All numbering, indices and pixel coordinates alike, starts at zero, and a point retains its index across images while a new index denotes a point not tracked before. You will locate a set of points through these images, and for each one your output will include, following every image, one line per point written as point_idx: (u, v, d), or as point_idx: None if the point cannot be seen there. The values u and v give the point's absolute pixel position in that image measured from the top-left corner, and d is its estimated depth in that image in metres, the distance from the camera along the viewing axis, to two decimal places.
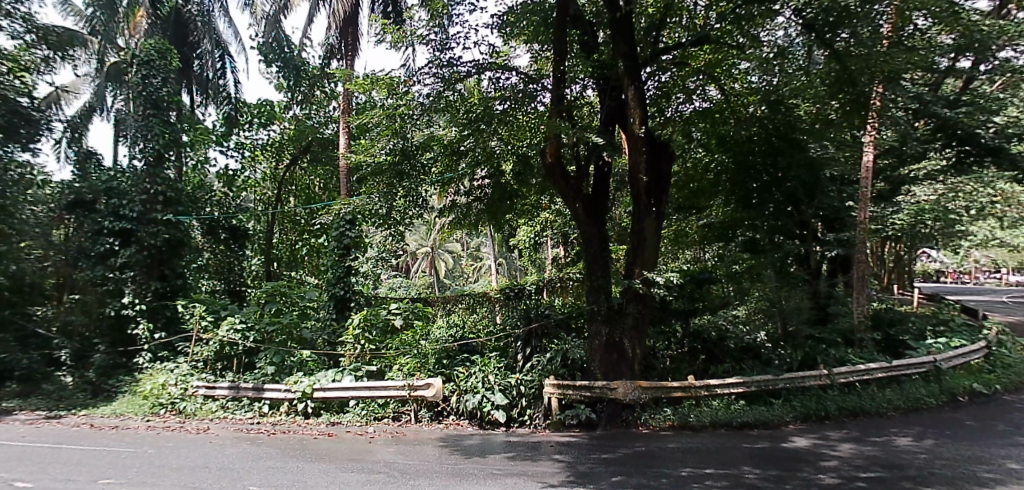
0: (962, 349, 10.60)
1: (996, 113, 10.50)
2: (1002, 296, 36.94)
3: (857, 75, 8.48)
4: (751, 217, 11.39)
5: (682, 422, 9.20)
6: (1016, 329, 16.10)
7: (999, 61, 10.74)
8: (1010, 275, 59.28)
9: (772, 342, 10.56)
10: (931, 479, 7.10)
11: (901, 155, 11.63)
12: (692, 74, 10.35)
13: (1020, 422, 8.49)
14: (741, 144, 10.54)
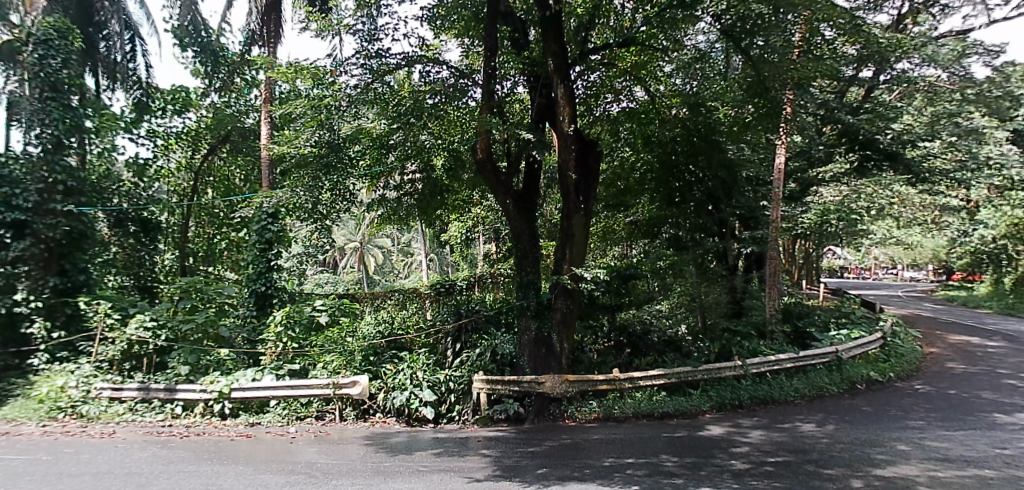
0: (861, 339, 11.43)
1: (892, 120, 11.31)
2: (898, 291, 40.06)
3: (769, 82, 9.07)
4: (674, 215, 11.79)
5: (607, 413, 9.47)
6: (909, 320, 17.52)
7: (896, 72, 11.58)
8: (905, 271, 64.63)
9: (692, 335, 11.01)
10: (831, 461, 7.64)
11: (809, 158, 12.26)
12: (620, 75, 10.57)
13: (909, 406, 9.27)
14: (666, 146, 10.83)
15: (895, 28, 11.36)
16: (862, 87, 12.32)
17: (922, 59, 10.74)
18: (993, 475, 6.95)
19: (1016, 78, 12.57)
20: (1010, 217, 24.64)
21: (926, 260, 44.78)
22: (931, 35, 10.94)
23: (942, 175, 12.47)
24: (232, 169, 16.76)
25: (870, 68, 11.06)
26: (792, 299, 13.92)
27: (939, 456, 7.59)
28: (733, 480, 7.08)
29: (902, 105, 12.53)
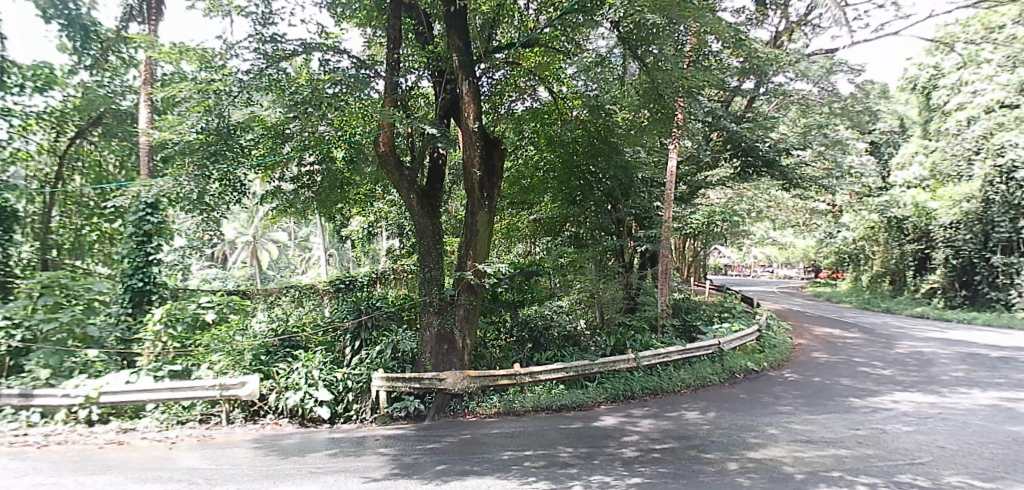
0: (741, 331, 12.31)
1: (770, 130, 12.35)
2: (774, 287, 43.75)
3: (662, 89, 9.56)
4: (576, 214, 11.96)
5: (507, 408, 9.63)
6: (782, 314, 19.16)
7: (774, 85, 12.59)
8: (781, 269, 70.77)
9: (591, 329, 11.44)
10: (712, 446, 8.18)
11: (698, 162, 13.05)
12: (524, 75, 10.60)
13: (779, 392, 10.11)
14: (568, 146, 11.14)
15: (774, 44, 11.79)
16: (744, 97, 13.19)
17: (796, 74, 11.65)
18: (847, 453, 7.73)
19: (874, 95, 14.01)
20: (867, 222, 27.63)
21: (800, 259, 49.29)
22: (803, 52, 11.77)
23: (812, 182, 13.68)
24: (104, 154, 15.50)
25: (752, 81, 11.87)
26: (681, 295, 14.76)
27: (803, 438, 8.33)
28: (623, 467, 7.40)
29: (779, 115, 13.58)
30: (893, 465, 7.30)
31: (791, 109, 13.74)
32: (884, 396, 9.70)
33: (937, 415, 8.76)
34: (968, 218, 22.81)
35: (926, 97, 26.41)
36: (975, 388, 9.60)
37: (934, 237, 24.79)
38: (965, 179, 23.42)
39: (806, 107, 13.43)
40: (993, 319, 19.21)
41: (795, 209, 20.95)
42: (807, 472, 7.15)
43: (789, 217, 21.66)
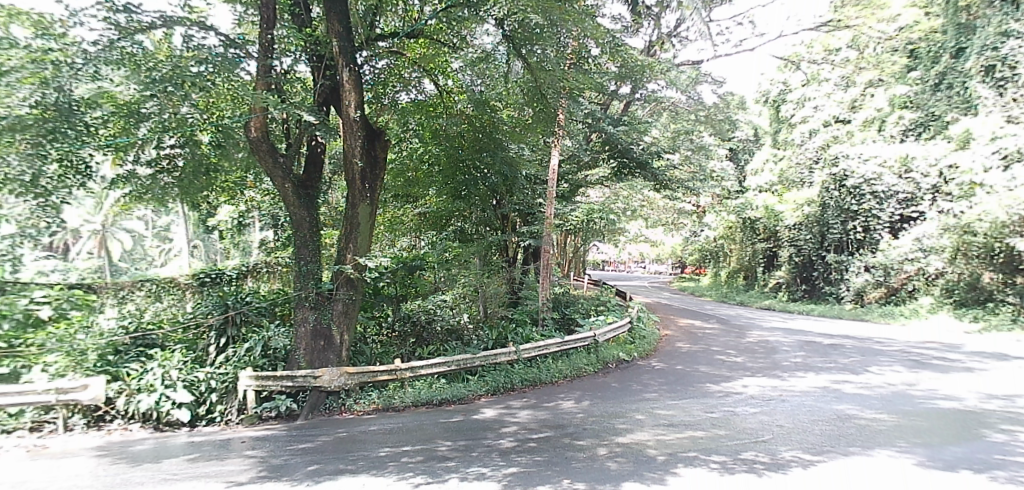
0: (615, 323, 12.97)
1: (643, 134, 13.07)
2: (646, 282, 46.60)
3: (545, 89, 9.85)
4: (461, 209, 11.99)
5: (386, 404, 9.46)
6: (652, 307, 20.45)
7: (648, 92, 13.30)
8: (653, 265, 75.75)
9: (474, 323, 11.43)
10: (584, 433, 8.55)
11: (579, 162, 13.61)
12: (409, 67, 10.33)
13: (647, 380, 10.78)
14: (454, 139, 11.15)
15: (647, 52, 12.36)
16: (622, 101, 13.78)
17: (666, 82, 12.45)
18: (703, 435, 8.39)
19: (732, 106, 15.28)
20: (726, 221, 30.95)
21: (670, 256, 52.98)
22: (673, 62, 12.44)
23: (679, 184, 14.68)
24: None
25: (628, 86, 12.40)
26: (561, 289, 15.31)
27: (666, 422, 8.93)
28: (500, 458, 7.52)
29: (652, 120, 14.38)
30: (741, 443, 8.01)
31: (662, 115, 14.67)
32: (735, 381, 10.64)
33: (779, 396, 9.75)
34: (809, 221, 25.39)
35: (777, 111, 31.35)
36: (809, 371, 10.80)
37: (781, 237, 27.24)
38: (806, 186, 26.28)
39: (676, 113, 14.37)
40: (826, 310, 21.86)
41: (662, 208, 23.32)
42: (668, 453, 7.67)
43: (658, 215, 23.35)
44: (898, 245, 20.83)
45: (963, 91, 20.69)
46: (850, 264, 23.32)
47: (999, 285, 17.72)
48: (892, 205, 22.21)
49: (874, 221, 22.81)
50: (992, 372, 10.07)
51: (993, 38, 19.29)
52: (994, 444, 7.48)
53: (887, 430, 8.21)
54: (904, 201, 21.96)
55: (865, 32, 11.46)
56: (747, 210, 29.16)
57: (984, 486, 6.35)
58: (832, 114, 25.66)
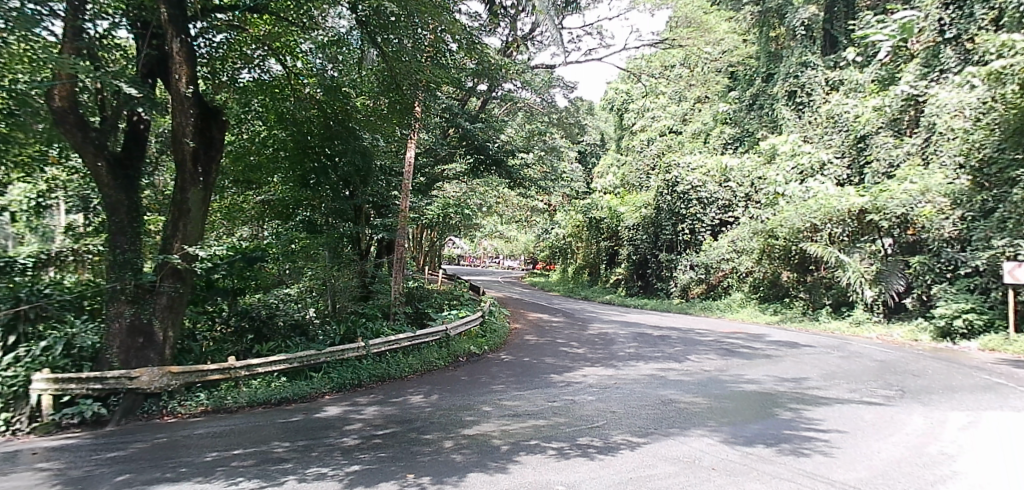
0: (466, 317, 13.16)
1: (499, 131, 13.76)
2: (495, 277, 48.71)
3: (400, 79, 9.74)
4: (308, 198, 11.52)
5: (216, 406, 8.74)
6: (504, 302, 21.24)
7: (505, 91, 13.64)
8: (506, 262, 79.33)
9: (320, 318, 11.02)
10: (431, 427, 8.56)
11: (436, 155, 13.42)
12: (251, 44, 9.56)
13: (495, 372, 11.08)
14: (301, 124, 10.39)
15: (503, 52, 12.39)
16: (480, 98, 13.89)
17: (521, 82, 12.90)
18: (545, 423, 8.77)
19: (582, 110, 16.11)
20: (574, 221, 34.89)
21: (521, 250, 55.21)
22: (528, 64, 13.00)
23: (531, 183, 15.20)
24: None
25: (485, 84, 12.55)
26: (415, 283, 15.21)
27: (510, 413, 9.21)
28: (341, 456, 7.28)
29: (508, 119, 14.88)
30: (577, 430, 8.48)
31: (518, 114, 15.21)
32: (576, 371, 11.27)
33: (614, 385, 10.48)
34: (645, 222, 28.33)
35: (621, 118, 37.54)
36: (640, 361, 11.73)
37: (622, 236, 30.33)
38: (642, 189, 30.21)
39: (531, 114, 14.96)
40: (657, 305, 24.48)
41: (518, 206, 24.94)
42: (511, 442, 7.91)
43: (511, 211, 24.74)
44: (716, 246, 23.81)
45: (770, 113, 26.46)
46: (678, 262, 26.05)
47: (794, 282, 20.86)
48: (713, 210, 25.30)
49: (699, 224, 25.72)
50: (784, 358, 11.67)
51: (796, 67, 25.01)
52: (784, 420, 8.65)
53: (702, 411, 9.15)
54: (724, 208, 25.08)
55: (696, 52, 12.55)
56: (592, 209, 32.59)
57: (775, 456, 7.31)
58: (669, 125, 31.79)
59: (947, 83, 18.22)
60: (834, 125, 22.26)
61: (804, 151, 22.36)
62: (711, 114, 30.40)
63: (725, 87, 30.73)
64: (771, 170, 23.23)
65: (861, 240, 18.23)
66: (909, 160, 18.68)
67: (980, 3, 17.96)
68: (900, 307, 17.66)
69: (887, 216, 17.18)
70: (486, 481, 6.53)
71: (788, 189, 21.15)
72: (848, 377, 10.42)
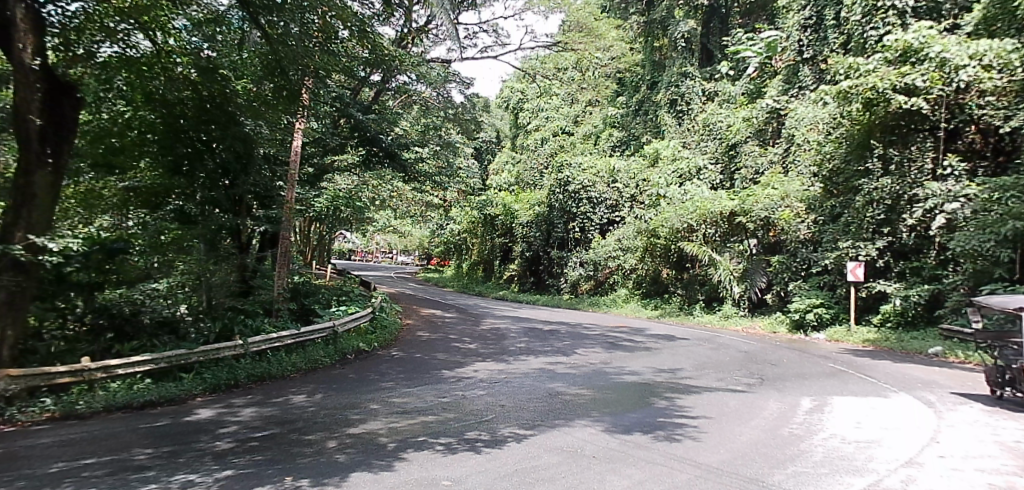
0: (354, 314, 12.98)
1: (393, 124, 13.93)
2: (386, 271, 49.09)
3: (286, 63, 9.31)
4: (182, 186, 10.70)
5: (66, 412, 7.62)
6: (396, 296, 21.31)
7: (401, 82, 13.51)
8: (401, 256, 79.94)
9: (193, 315, 10.30)
10: (313, 427, 8.22)
11: (325, 145, 13.39)
12: (116, 14, 8.19)
13: (384, 369, 10.93)
14: (171, 106, 9.63)
15: (397, 43, 12.31)
16: (373, 89, 13.86)
17: (417, 75, 12.90)
18: (432, 419, 8.69)
19: (478, 107, 15.88)
20: (471, 217, 36.43)
21: (415, 245, 55.70)
22: (423, 57, 12.97)
23: (425, 176, 15.63)
24: None
25: (379, 74, 12.29)
26: (301, 279, 14.69)
27: (400, 410, 9.08)
28: (213, 462, 6.76)
29: (402, 112, 14.75)
30: (466, 425, 8.49)
31: (413, 107, 15.06)
32: (467, 366, 11.35)
33: (503, 379, 10.66)
34: (538, 219, 29.87)
35: (514, 115, 40.07)
36: (530, 355, 11.99)
37: (516, 233, 31.76)
38: (536, 188, 32.01)
39: (425, 108, 14.83)
40: (548, 301, 26.13)
41: (412, 201, 25.10)
42: (398, 440, 7.78)
43: (407, 206, 25.11)
44: (603, 244, 25.47)
45: (654, 119, 29.89)
46: (568, 259, 27.64)
47: (672, 279, 22.67)
48: (602, 210, 27.04)
49: (588, 222, 27.43)
50: (662, 350, 12.40)
51: (676, 76, 28.42)
52: (660, 409, 9.15)
53: (586, 403, 9.51)
54: (611, 207, 27.06)
55: (588, 58, 12.85)
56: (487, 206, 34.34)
57: (649, 443, 7.73)
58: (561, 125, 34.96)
59: (805, 99, 20.69)
60: (709, 133, 25.36)
61: (683, 157, 25.30)
62: (600, 116, 33.97)
63: (614, 91, 33.95)
64: (653, 174, 25.77)
65: (731, 240, 20.36)
66: (771, 167, 21.29)
67: (832, 29, 20.41)
68: (762, 301, 19.92)
69: (752, 218, 19.29)
70: (370, 480, 6.28)
71: (669, 191, 23.63)
72: (717, 367, 11.28)
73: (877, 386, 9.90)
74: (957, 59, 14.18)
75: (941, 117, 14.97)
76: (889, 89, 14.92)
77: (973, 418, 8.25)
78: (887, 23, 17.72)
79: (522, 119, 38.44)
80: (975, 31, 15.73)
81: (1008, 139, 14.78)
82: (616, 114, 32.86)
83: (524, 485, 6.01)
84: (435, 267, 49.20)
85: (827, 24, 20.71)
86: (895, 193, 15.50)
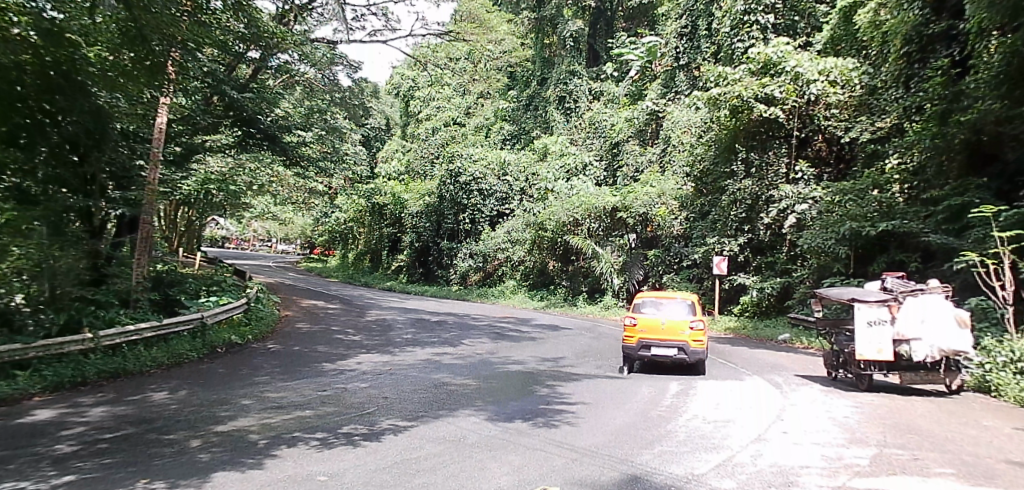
0: (226, 305, 12.42)
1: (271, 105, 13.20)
2: (263, 261, 46.92)
3: (147, 32, 8.28)
4: (19, 160, 9.37)
5: None
6: (272, 287, 20.56)
7: (281, 62, 12.89)
8: (280, 245, 77.37)
9: (31, 306, 9.16)
10: (176, 425, 7.32)
11: (195, 125, 12.60)
12: None
13: (258, 364, 10.31)
14: (6, 70, 8.15)
15: (277, 20, 11.82)
16: (251, 67, 13.21)
17: (300, 55, 12.44)
18: (311, 413, 8.07)
19: (369, 92, 15.16)
20: (357, 206, 35.86)
21: (297, 233, 54.00)
22: (310, 35, 12.42)
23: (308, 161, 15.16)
24: None
25: (257, 51, 11.75)
26: (165, 266, 13.88)
27: (274, 405, 8.37)
28: (50, 467, 5.57)
29: (283, 93, 14.31)
30: (346, 418, 7.92)
31: (296, 89, 14.54)
32: (350, 358, 11.01)
33: (386, 371, 10.39)
34: (428, 209, 30.00)
35: (404, 103, 39.85)
36: (416, 347, 11.91)
37: (406, 223, 31.68)
38: (427, 179, 32.16)
39: (310, 90, 14.25)
40: (436, 292, 26.32)
41: (295, 187, 24.24)
42: (270, 436, 6.93)
43: (289, 192, 24.28)
44: (492, 236, 26.10)
45: (543, 114, 31.21)
46: (458, 250, 27.94)
47: (558, 271, 23.65)
48: (492, 202, 27.80)
49: (478, 214, 28.07)
50: (546, 339, 12.83)
51: (564, 74, 29.73)
52: (542, 396, 9.31)
53: (471, 393, 9.41)
54: (501, 200, 27.91)
55: (480, 51, 13.05)
56: (375, 195, 34.01)
57: (530, 429, 7.63)
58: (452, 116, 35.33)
59: (681, 103, 22.26)
60: (594, 131, 26.67)
61: (570, 153, 26.42)
62: (491, 108, 35.04)
63: (504, 85, 35.26)
64: (542, 168, 27.02)
65: (613, 234, 21.58)
66: (650, 166, 22.82)
67: (705, 39, 21.88)
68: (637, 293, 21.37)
69: (632, 214, 20.57)
70: (237, 479, 5.29)
71: (556, 186, 24.72)
72: (598, 355, 11.78)
73: (734, 370, 10.82)
74: (809, 73, 15.76)
75: (795, 125, 16.53)
76: (752, 98, 16.22)
77: (812, 398, 9.18)
78: (751, 37, 19.38)
79: (412, 107, 38.28)
80: (823, 48, 17.88)
81: (848, 148, 16.65)
82: (506, 108, 34.04)
83: (404, 477, 5.36)
84: (320, 256, 47.75)
85: (700, 34, 22.25)
86: (754, 194, 17.02)
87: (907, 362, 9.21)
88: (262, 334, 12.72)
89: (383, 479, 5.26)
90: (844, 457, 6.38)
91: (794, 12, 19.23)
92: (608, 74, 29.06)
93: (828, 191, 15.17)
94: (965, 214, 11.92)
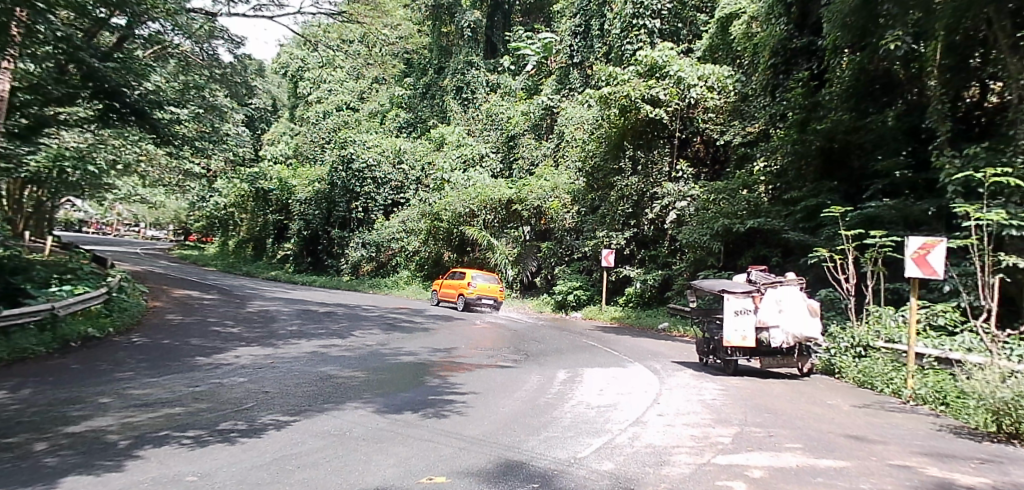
0: (83, 295, 11.29)
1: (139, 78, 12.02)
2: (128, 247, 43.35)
3: None
4: None
5: None
6: (138, 275, 19.01)
7: (151, 30, 11.85)
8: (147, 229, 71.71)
9: None
10: (16, 428, 6.52)
11: (45, 94, 11.30)
12: None
13: (120, 359, 9.47)
14: None
15: None
16: (115, 34, 12.04)
17: (172, 23, 11.53)
18: (180, 410, 7.51)
19: (251, 70, 14.40)
20: (240, 190, 33.96)
21: (168, 217, 50.37)
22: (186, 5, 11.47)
23: (183, 140, 14.13)
24: None
25: (122, 17, 10.76)
26: (7, 252, 12.34)
27: (138, 402, 7.72)
28: None
29: (154, 64, 13.24)
30: (221, 414, 7.44)
31: (169, 61, 13.55)
32: (227, 351, 10.42)
33: (268, 364, 9.92)
34: (318, 196, 29.12)
35: (293, 84, 38.27)
36: (301, 339, 11.49)
37: (294, 210, 30.42)
38: (318, 164, 31.14)
39: (185, 64, 13.61)
40: (327, 282, 25.60)
41: (168, 168, 22.53)
42: (132, 436, 6.36)
43: (159, 173, 22.51)
44: (387, 226, 25.79)
45: (440, 104, 31.18)
46: (352, 239, 27.25)
47: (453, 261, 23.75)
48: (385, 190, 27.45)
49: (371, 202, 27.66)
50: (438, 330, 12.85)
51: (462, 64, 29.94)
52: (431, 387, 9.26)
53: (358, 385, 9.17)
54: (395, 189, 27.57)
55: (375, 34, 12.73)
56: (260, 179, 32.44)
57: (418, 420, 7.55)
58: (347, 100, 34.37)
59: (573, 100, 23.03)
60: (491, 124, 27.08)
61: (467, 144, 26.60)
62: (386, 94, 34.47)
63: (402, 71, 34.85)
64: (439, 158, 27.05)
65: (508, 226, 22.11)
66: (544, 160, 23.51)
67: (597, 39, 22.77)
68: (531, 285, 22.01)
69: (527, 207, 21.25)
70: (91, 484, 4.79)
71: (451, 176, 25.05)
72: (488, 345, 11.96)
73: (615, 357, 11.35)
74: (689, 78, 16.62)
75: (677, 127, 17.52)
76: (639, 98, 16.97)
77: (684, 382, 9.83)
78: (639, 40, 20.30)
79: (302, 89, 36.81)
80: (703, 56, 19.10)
81: (722, 150, 18.01)
82: (402, 95, 33.66)
83: (282, 474, 5.11)
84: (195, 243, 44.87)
85: (592, 33, 23.12)
86: (641, 190, 18.00)
87: (765, 348, 9.99)
88: (124, 326, 11.75)
89: (259, 477, 4.99)
90: (712, 436, 6.87)
91: (678, 19, 20.40)
92: (505, 68, 29.54)
93: (705, 190, 16.32)
94: (820, 215, 13.21)
